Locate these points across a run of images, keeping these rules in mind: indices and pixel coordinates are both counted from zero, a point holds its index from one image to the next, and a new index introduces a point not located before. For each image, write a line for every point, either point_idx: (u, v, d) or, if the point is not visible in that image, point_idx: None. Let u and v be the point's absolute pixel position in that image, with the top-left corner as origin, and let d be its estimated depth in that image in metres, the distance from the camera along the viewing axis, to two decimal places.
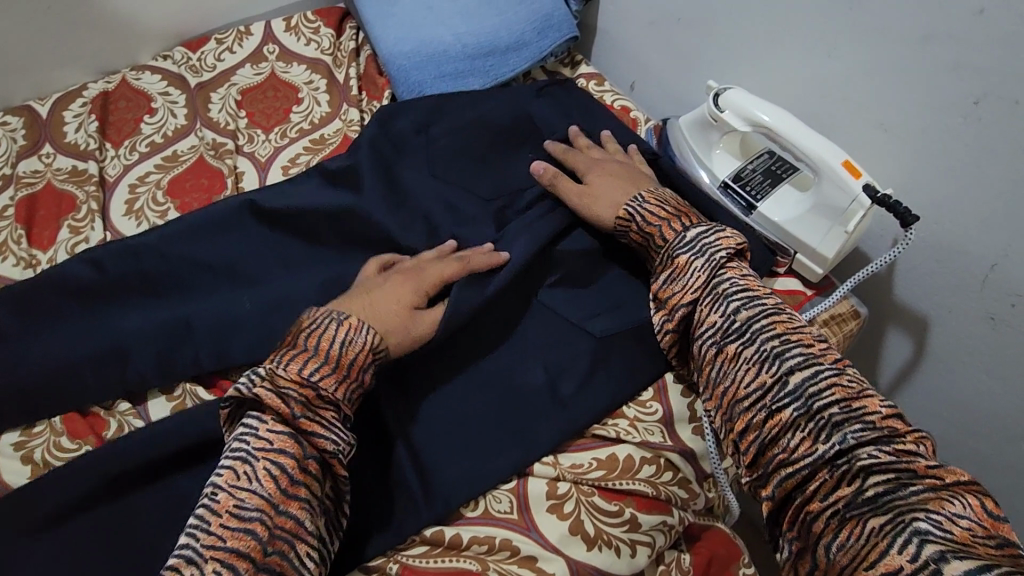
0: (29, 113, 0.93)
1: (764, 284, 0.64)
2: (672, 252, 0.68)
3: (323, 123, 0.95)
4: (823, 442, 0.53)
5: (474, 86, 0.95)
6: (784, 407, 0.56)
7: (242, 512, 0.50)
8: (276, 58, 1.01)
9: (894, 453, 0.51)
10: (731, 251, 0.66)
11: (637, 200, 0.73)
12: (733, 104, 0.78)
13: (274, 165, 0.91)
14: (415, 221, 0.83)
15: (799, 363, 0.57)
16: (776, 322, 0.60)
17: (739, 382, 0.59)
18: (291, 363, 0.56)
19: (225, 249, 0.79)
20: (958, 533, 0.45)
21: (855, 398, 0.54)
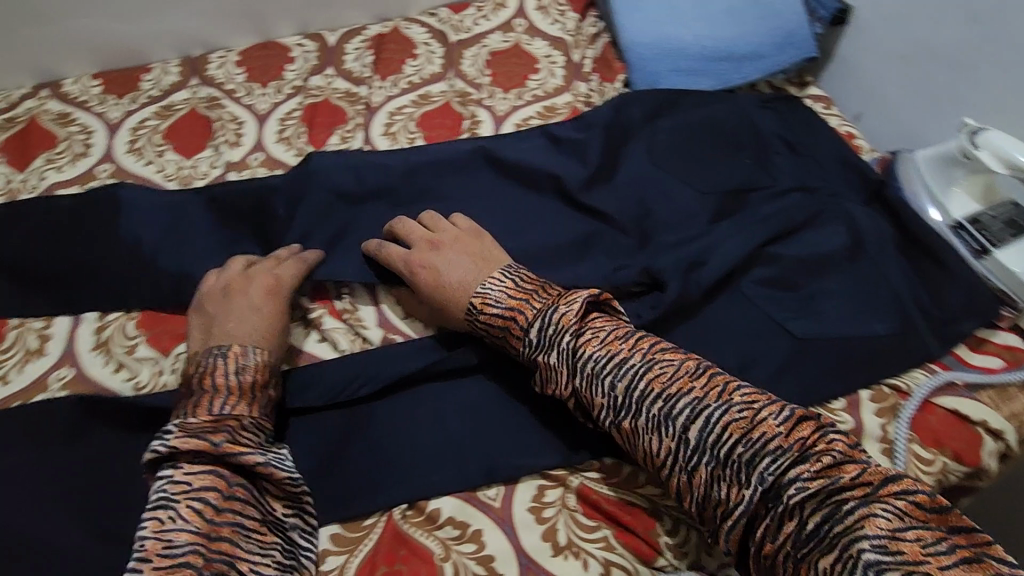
0: (321, 40, 1.11)
1: (620, 338, 0.64)
2: (534, 353, 0.66)
3: (555, 93, 1.04)
4: (747, 489, 0.55)
5: (703, 87, 1.00)
6: (698, 466, 0.58)
7: (173, 552, 0.52)
8: (523, 31, 1.12)
9: (818, 474, 0.53)
10: (578, 319, 0.65)
11: (472, 310, 0.71)
12: (993, 146, 0.75)
13: (509, 120, 1.01)
14: (631, 197, 0.89)
15: (691, 418, 0.59)
16: (649, 378, 0.62)
17: (650, 450, 0.61)
18: (202, 406, 0.62)
19: (463, 185, 0.91)
20: (907, 551, 0.47)
21: (751, 431, 0.56)
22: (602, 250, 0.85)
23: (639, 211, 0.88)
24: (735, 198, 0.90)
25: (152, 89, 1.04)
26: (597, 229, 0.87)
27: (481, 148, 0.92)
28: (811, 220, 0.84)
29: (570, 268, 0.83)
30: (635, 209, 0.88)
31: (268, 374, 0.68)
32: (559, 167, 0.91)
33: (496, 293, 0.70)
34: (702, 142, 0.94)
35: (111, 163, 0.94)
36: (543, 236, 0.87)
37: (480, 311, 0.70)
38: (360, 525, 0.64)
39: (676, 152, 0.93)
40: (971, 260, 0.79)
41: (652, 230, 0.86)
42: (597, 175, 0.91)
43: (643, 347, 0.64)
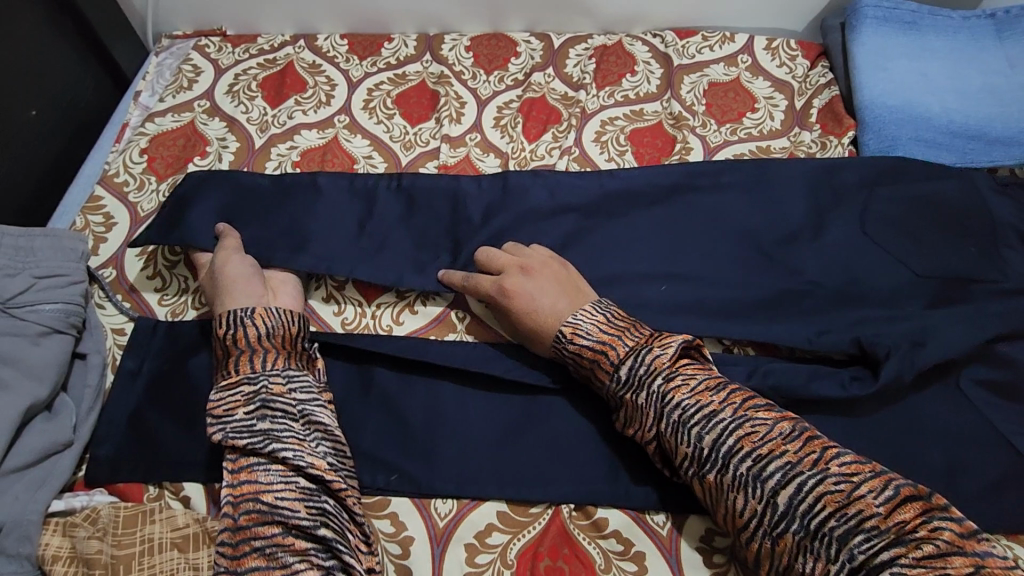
0: (547, 40, 1.15)
1: (711, 389, 0.64)
2: (618, 392, 0.67)
3: (772, 137, 1.01)
4: (834, 563, 0.54)
5: (944, 161, 0.92)
6: (784, 532, 0.57)
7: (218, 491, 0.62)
8: (746, 67, 1.10)
9: (917, 561, 0.50)
10: (669, 366, 0.66)
11: (560, 340, 0.70)
12: None
13: (720, 154, 1.00)
14: (845, 260, 0.84)
15: (781, 483, 0.57)
16: (740, 437, 0.60)
17: (734, 509, 0.60)
18: (224, 374, 0.68)
19: (668, 207, 0.89)
20: None
21: (847, 506, 0.54)
22: (804, 310, 0.81)
23: (850, 278, 0.83)
24: (963, 289, 0.81)
25: (391, 56, 1.12)
26: (802, 286, 0.83)
27: (690, 175, 0.90)
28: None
29: (768, 318, 0.81)
30: (846, 273, 0.83)
31: (291, 329, 0.71)
32: (770, 214, 0.88)
33: (587, 320, 0.70)
34: (932, 223, 0.86)
35: (348, 116, 1.03)
36: (742, 280, 0.84)
37: (570, 342, 0.69)
38: (527, 511, 0.68)
39: (903, 226, 0.87)
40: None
41: (862, 300, 0.81)
42: (809, 229, 0.87)
43: (730, 397, 0.63)
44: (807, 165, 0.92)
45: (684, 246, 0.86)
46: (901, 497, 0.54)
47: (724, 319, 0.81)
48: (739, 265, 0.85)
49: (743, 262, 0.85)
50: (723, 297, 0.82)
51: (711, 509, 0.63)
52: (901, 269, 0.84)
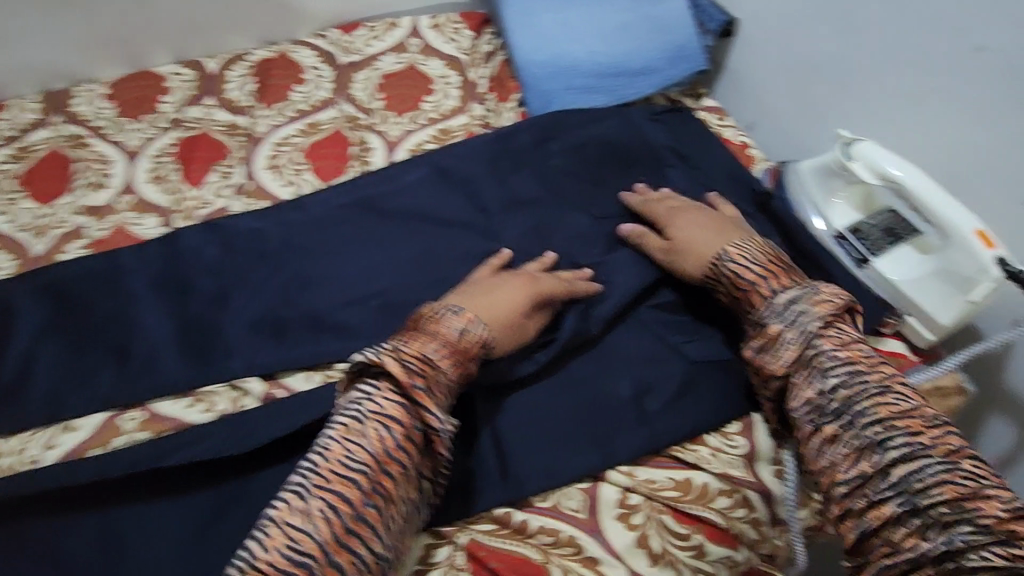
0: (200, 68, 1.04)
1: (863, 352, 0.63)
2: (765, 319, 0.67)
3: (452, 116, 1.01)
4: (926, 541, 0.54)
5: (599, 103, 0.99)
6: (886, 502, 0.57)
7: (350, 461, 0.54)
8: (417, 51, 1.10)
9: (1009, 557, 0.51)
10: (830, 319, 0.65)
11: (723, 256, 0.72)
12: (863, 156, 0.77)
13: (401, 146, 0.97)
14: (527, 225, 0.87)
15: (903, 456, 0.57)
16: (912, 431, 0.58)
17: (837, 468, 0.60)
18: (418, 342, 0.61)
19: (353, 226, 0.85)
20: None
21: (967, 499, 0.54)
22: None
23: (535, 241, 0.85)
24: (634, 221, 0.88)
25: (8, 128, 0.94)
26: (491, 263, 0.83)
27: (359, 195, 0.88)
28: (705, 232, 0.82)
29: None
30: (530, 239, 0.86)
31: (478, 349, 0.63)
32: (450, 204, 0.88)
33: (754, 250, 0.72)
34: (599, 167, 0.92)
35: None
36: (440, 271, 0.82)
37: (733, 262, 0.71)
38: None
39: (572, 176, 0.91)
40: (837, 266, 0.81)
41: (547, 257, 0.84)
42: (491, 203, 0.89)
43: (906, 391, 0.61)
44: (481, 144, 0.93)
45: (373, 257, 0.83)
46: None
47: None
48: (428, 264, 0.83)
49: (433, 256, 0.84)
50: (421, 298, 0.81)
51: (812, 456, 0.63)
52: (577, 217, 0.88)
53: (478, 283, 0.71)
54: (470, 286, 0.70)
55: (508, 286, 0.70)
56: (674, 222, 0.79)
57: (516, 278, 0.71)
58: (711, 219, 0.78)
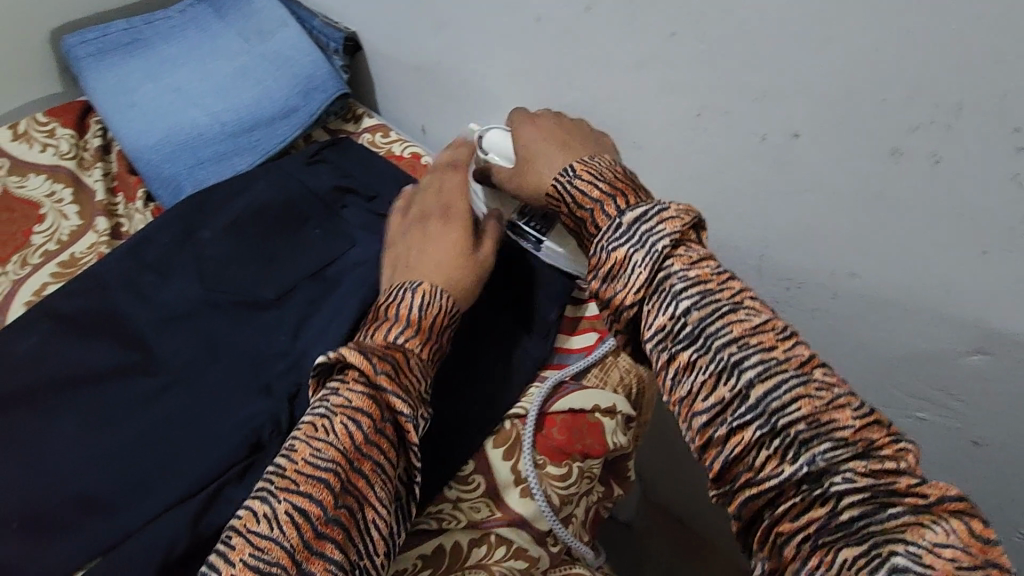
0: None
1: (713, 268, 0.53)
2: (611, 242, 0.55)
3: (73, 240, 0.83)
4: (790, 464, 0.45)
5: (242, 166, 0.88)
6: (747, 425, 0.47)
7: (318, 461, 0.52)
8: (6, 173, 0.89)
9: (869, 471, 0.44)
10: (680, 235, 0.53)
11: (566, 172, 0.61)
12: (494, 146, 0.73)
13: (12, 304, 0.78)
14: (196, 342, 0.74)
15: (761, 376, 0.48)
16: (766, 348, 0.49)
17: (697, 396, 0.50)
18: (379, 333, 0.62)
19: None
20: (940, 566, 0.39)
21: (823, 413, 0.46)
22: (179, 428, 0.69)
23: (209, 356, 0.73)
24: (320, 285, 0.80)
25: None
26: (163, 405, 0.70)
27: None
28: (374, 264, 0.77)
29: (140, 473, 0.65)
30: (203, 355, 0.74)
31: (445, 320, 0.65)
32: (91, 355, 0.72)
33: (602, 164, 0.61)
34: (262, 239, 0.81)
35: None
36: (96, 444, 0.67)
37: (579, 178, 0.60)
38: None
39: (233, 262, 0.80)
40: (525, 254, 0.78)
41: (230, 369, 0.73)
42: (145, 334, 0.74)
43: (757, 305, 0.51)
44: (113, 266, 0.78)
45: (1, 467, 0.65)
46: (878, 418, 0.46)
47: (86, 517, 0.62)
48: (78, 440, 0.67)
49: (84, 428, 0.68)
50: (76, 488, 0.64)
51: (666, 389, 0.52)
52: (254, 308, 0.77)
53: (408, 245, 0.72)
54: (409, 241, 0.72)
55: (450, 233, 0.71)
56: (523, 138, 0.68)
57: (440, 221, 0.72)
58: (560, 134, 0.67)
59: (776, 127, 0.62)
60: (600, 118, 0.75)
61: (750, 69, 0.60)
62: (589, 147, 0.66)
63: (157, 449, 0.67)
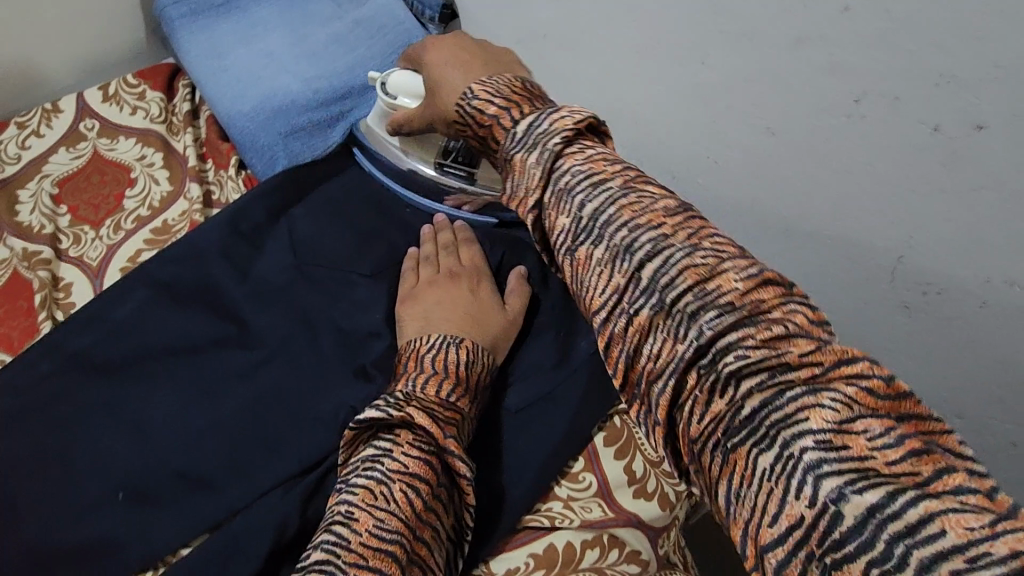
0: None
1: (609, 160, 0.45)
2: (510, 150, 0.49)
3: (165, 207, 0.82)
4: (683, 341, 0.37)
5: (335, 138, 0.85)
6: (641, 308, 0.40)
7: (382, 532, 0.47)
8: (96, 134, 0.87)
9: (764, 343, 0.36)
10: (573, 133, 0.47)
11: (466, 95, 0.55)
12: (404, 88, 0.71)
13: (109, 268, 0.77)
14: (290, 317, 0.72)
15: (651, 254, 0.40)
16: (658, 228, 0.41)
17: (593, 297, 0.42)
18: (428, 385, 0.58)
19: (69, 403, 0.66)
20: (855, 446, 0.31)
21: (710, 280, 0.38)
22: (276, 405, 0.67)
23: (304, 334, 0.71)
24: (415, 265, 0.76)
25: None
26: (260, 380, 0.68)
27: (68, 355, 0.68)
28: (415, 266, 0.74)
29: (239, 448, 0.64)
30: (296, 331, 0.71)
31: (485, 376, 0.63)
32: (187, 325, 0.71)
33: (500, 83, 0.54)
34: (355, 213, 0.78)
35: None
36: (196, 418, 0.66)
37: (476, 99, 0.54)
38: None
39: (328, 237, 0.76)
40: (480, 214, 0.78)
41: (324, 348, 0.70)
42: (240, 306, 0.72)
43: (653, 187, 0.43)
44: (208, 235, 0.75)
45: (100, 433, 0.64)
46: (770, 277, 0.38)
47: (187, 490, 0.62)
48: (180, 410, 0.66)
49: (184, 398, 0.67)
50: (181, 458, 0.63)
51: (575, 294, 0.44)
52: (347, 285, 0.74)
53: (437, 293, 0.68)
54: (437, 292, 0.69)
55: (457, 292, 0.69)
56: (432, 61, 0.64)
57: (462, 278, 0.71)
58: (464, 51, 0.62)
59: (954, 116, 0.56)
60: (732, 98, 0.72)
61: (934, 48, 0.55)
62: (492, 67, 0.59)
63: (255, 426, 0.65)
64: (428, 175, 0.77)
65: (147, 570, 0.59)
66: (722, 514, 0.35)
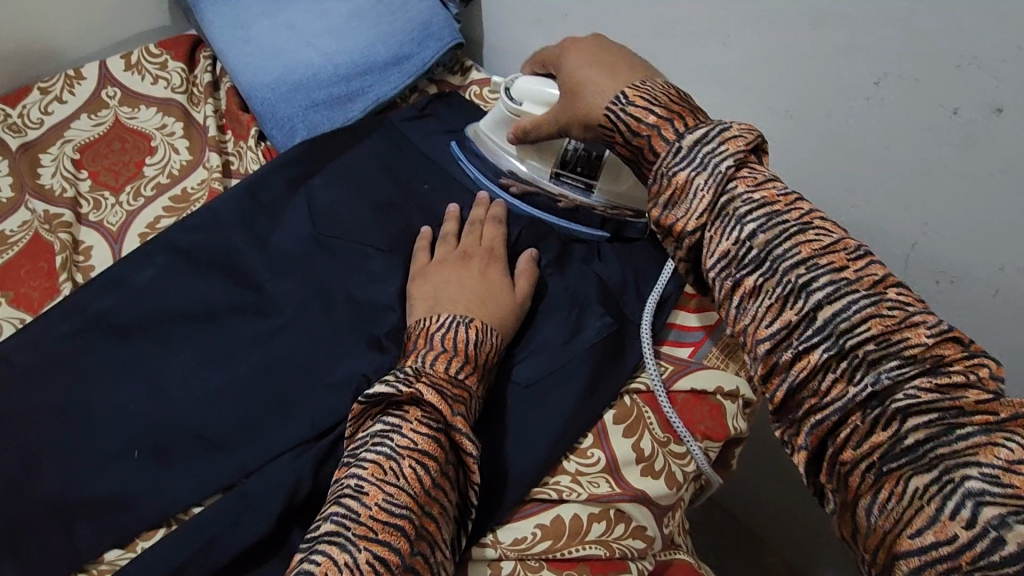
0: None
1: (779, 188, 0.45)
2: (672, 166, 0.47)
3: (183, 175, 0.82)
4: (856, 385, 0.40)
5: (354, 112, 0.85)
6: (813, 347, 0.41)
7: (392, 506, 0.47)
8: (118, 102, 0.88)
9: (937, 388, 0.38)
10: (743, 155, 0.46)
11: (618, 100, 0.54)
12: (529, 96, 0.71)
13: (128, 233, 0.78)
14: (304, 285, 0.73)
15: (831, 297, 0.41)
16: (837, 267, 0.42)
17: (744, 323, 0.44)
18: (436, 362, 0.57)
19: (86, 362, 0.67)
20: (1018, 484, 0.35)
21: (895, 332, 0.40)
22: (290, 370, 0.67)
23: (319, 303, 0.72)
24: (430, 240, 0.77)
25: None
26: (274, 346, 0.69)
27: (89, 316, 0.69)
28: (430, 244, 0.74)
29: (254, 411, 0.65)
30: (311, 299, 0.72)
31: (493, 357, 0.62)
32: (205, 290, 0.72)
33: (656, 90, 0.53)
34: (372, 186, 0.79)
35: None
36: (212, 380, 0.67)
37: (631, 106, 0.53)
38: None
39: (344, 208, 0.77)
40: (592, 229, 0.77)
41: (338, 315, 0.71)
42: (256, 273, 0.73)
43: (828, 224, 0.44)
44: (227, 203, 0.76)
45: (118, 391, 0.65)
46: (955, 334, 0.40)
47: (202, 450, 0.63)
48: (195, 372, 0.67)
49: (200, 360, 0.68)
50: (195, 418, 0.64)
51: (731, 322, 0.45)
52: (362, 256, 0.75)
53: (448, 273, 0.68)
54: (447, 272, 0.68)
55: (467, 271, 0.69)
56: (570, 67, 0.62)
57: (474, 260, 0.70)
58: (603, 51, 0.60)
59: (975, 100, 0.56)
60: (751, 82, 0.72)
61: (957, 32, 0.55)
62: (639, 70, 0.57)
63: (269, 390, 0.66)
64: (545, 188, 0.77)
65: (160, 527, 0.61)
66: (848, 524, 0.41)
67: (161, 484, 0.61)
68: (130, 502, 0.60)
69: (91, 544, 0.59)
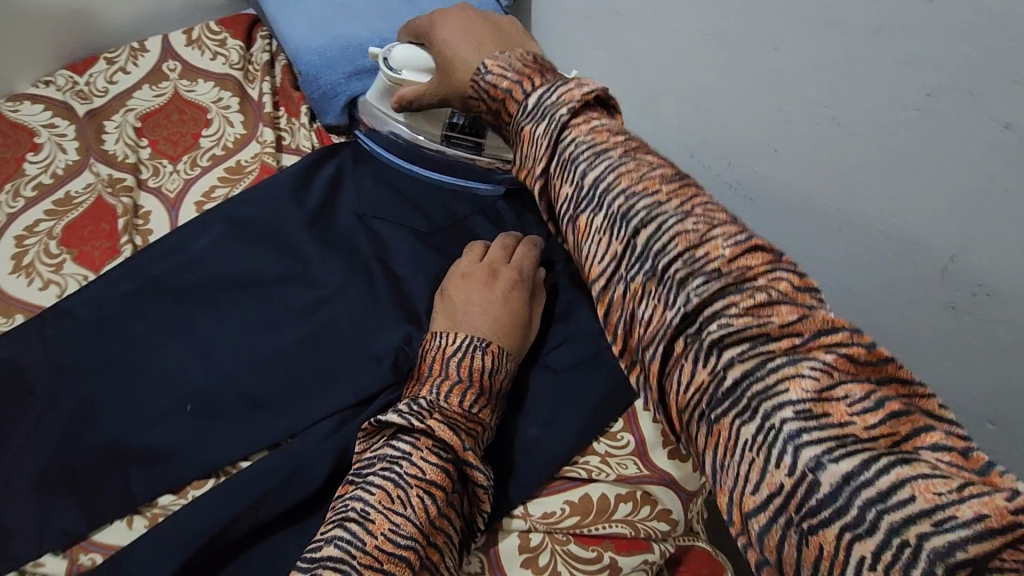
0: None
1: (611, 132, 0.47)
2: (522, 120, 0.51)
3: (238, 148, 0.86)
4: (671, 311, 0.40)
5: None
6: (636, 278, 0.42)
7: (397, 537, 0.48)
8: (178, 75, 0.91)
9: (747, 312, 0.38)
10: (580, 103, 0.49)
11: (481, 70, 0.57)
12: (408, 63, 0.73)
13: (185, 200, 0.81)
14: (352, 259, 0.76)
15: (646, 222, 0.42)
16: (654, 197, 0.43)
17: (596, 266, 0.45)
18: (452, 395, 0.57)
19: (145, 320, 0.70)
20: (834, 413, 0.34)
21: (698, 249, 0.40)
22: (335, 340, 0.70)
23: (366, 278, 0.74)
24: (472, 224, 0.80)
25: None
26: (321, 316, 0.72)
27: (148, 277, 0.73)
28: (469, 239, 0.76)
29: (301, 376, 0.68)
30: (358, 273, 0.74)
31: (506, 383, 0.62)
32: (258, 259, 0.75)
33: (513, 57, 0.56)
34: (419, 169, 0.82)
35: None
36: (262, 345, 0.70)
37: (490, 74, 0.55)
38: None
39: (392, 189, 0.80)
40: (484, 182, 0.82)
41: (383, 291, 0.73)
42: (306, 246, 0.76)
43: (653, 158, 0.46)
44: (281, 179, 0.79)
45: (174, 349, 0.69)
46: (757, 247, 0.40)
47: (251, 409, 0.66)
48: (245, 336, 0.70)
49: (250, 325, 0.71)
50: (245, 380, 0.68)
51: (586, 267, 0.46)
52: (408, 235, 0.78)
53: (471, 289, 0.67)
54: (470, 288, 0.67)
55: (491, 288, 0.67)
56: (443, 40, 0.65)
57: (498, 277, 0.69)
58: (473, 23, 0.64)
59: None
60: (803, 86, 0.73)
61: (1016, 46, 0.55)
62: (500, 41, 0.60)
63: (315, 357, 0.69)
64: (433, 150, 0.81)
65: (209, 477, 0.64)
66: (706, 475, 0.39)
67: (211, 438, 0.64)
68: (182, 454, 0.64)
69: (145, 489, 0.62)
